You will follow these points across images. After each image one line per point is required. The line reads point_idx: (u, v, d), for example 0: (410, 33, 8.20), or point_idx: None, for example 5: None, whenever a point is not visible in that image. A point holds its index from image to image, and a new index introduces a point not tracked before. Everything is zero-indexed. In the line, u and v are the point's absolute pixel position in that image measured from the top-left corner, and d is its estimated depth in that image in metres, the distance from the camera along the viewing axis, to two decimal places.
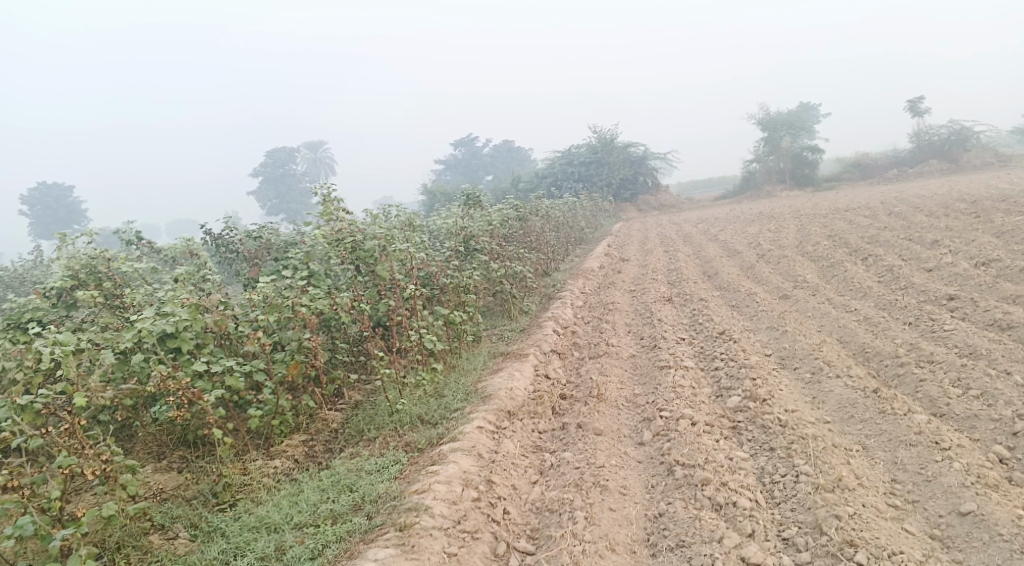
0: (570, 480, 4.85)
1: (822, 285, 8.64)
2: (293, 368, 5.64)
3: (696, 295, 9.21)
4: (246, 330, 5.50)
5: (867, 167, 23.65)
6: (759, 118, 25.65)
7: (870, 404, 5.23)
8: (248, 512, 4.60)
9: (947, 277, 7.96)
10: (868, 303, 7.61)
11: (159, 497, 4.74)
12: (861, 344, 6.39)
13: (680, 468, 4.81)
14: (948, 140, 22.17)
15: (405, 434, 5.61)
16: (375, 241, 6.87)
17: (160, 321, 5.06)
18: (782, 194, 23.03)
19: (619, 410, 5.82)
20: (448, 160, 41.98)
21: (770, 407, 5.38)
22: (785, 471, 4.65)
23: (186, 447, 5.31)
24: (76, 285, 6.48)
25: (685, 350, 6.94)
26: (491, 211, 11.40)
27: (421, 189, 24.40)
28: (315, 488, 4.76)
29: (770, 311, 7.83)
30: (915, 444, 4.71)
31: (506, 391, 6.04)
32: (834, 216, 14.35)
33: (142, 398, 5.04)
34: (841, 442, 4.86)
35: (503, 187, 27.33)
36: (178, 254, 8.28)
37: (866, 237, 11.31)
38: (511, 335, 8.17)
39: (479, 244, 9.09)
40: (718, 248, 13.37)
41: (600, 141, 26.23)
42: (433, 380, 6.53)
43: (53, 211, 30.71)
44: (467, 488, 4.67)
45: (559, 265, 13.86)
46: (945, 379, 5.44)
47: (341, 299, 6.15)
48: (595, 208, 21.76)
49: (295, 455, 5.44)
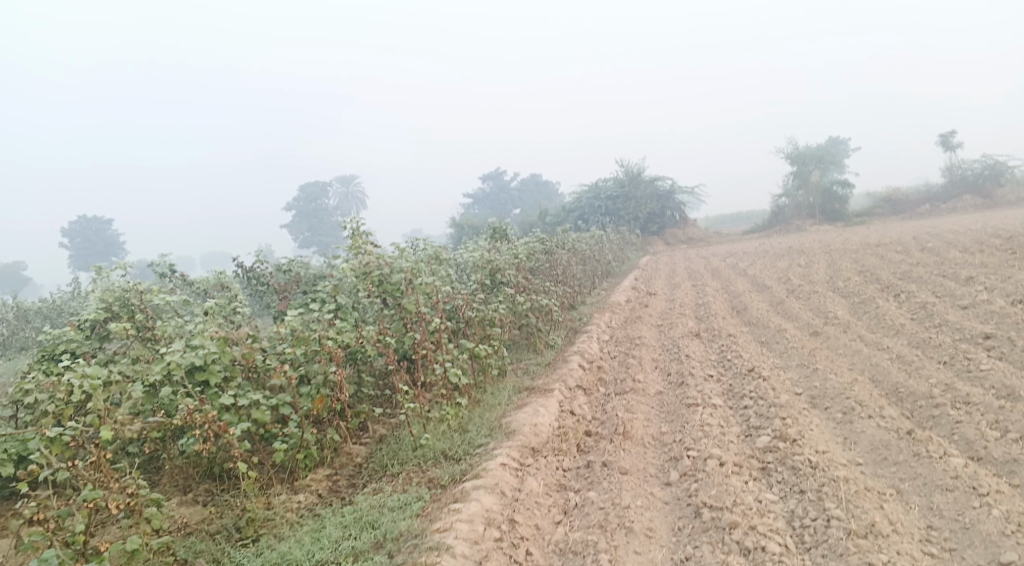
0: (595, 521, 4.77)
1: (853, 322, 8.49)
2: (318, 402, 5.63)
3: (725, 331, 9.11)
4: (274, 364, 5.49)
5: (899, 201, 23.38)
6: (788, 153, 25.56)
7: (904, 446, 5.09)
8: (270, 548, 4.60)
9: (983, 315, 7.78)
10: (901, 341, 7.46)
11: (183, 531, 4.76)
12: (894, 383, 6.24)
13: (707, 510, 4.71)
14: (983, 175, 21.85)
15: (428, 470, 5.58)
16: (402, 274, 7.02)
17: (189, 354, 5.13)
18: (812, 229, 22.82)
19: (645, 449, 5.74)
20: (476, 194, 42.35)
21: (800, 447, 5.26)
22: (815, 515, 4.53)
23: (211, 481, 5.35)
24: (110, 317, 6.62)
25: (713, 387, 6.84)
26: (518, 245, 11.46)
27: (449, 222, 24.63)
28: (337, 524, 4.74)
29: (800, 349, 7.70)
30: (951, 489, 4.57)
31: (530, 428, 6.00)
32: (865, 251, 14.16)
33: (169, 431, 5.09)
34: (874, 486, 4.72)
35: (531, 221, 27.48)
36: (209, 287, 8.42)
37: (899, 273, 11.13)
38: (537, 369, 8.13)
39: (505, 278, 9.24)
40: (747, 283, 13.24)
41: (628, 175, 26.31)
42: (457, 416, 6.41)
43: (92, 244, 31.52)
44: (489, 527, 4.62)
45: (586, 299, 13.83)
46: (982, 421, 5.28)
47: (368, 332, 6.17)
48: (623, 242, 21.74)
49: (319, 490, 5.45)
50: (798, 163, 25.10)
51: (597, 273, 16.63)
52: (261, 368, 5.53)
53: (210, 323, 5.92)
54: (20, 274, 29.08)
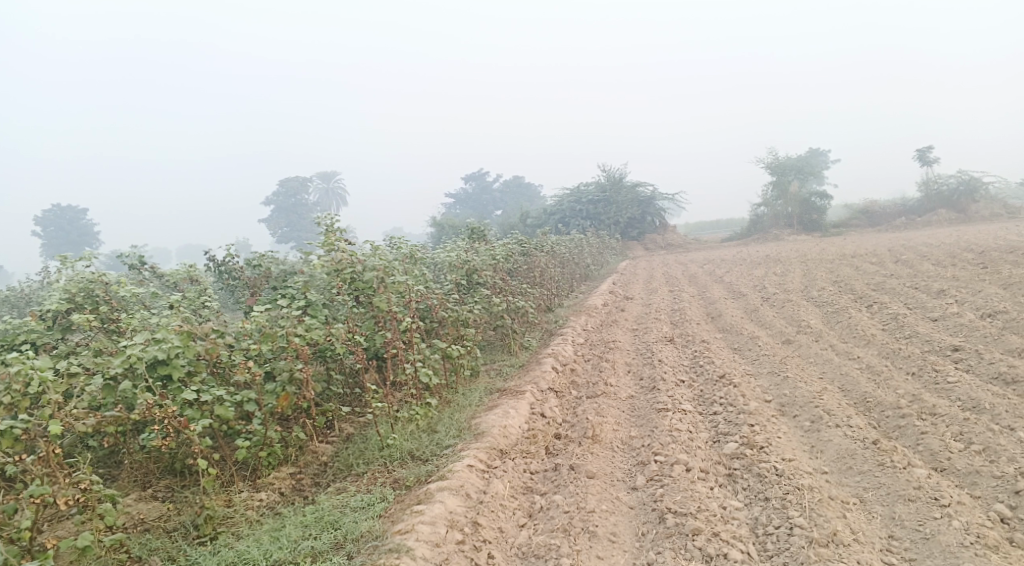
0: (559, 524, 4.74)
1: (825, 332, 8.54)
2: (283, 399, 5.53)
3: (699, 337, 9.13)
4: (238, 360, 5.40)
5: (876, 214, 23.65)
6: (768, 162, 25.77)
7: (869, 456, 5.11)
8: (228, 547, 4.51)
9: (953, 327, 7.86)
10: (872, 352, 7.51)
11: (140, 527, 4.66)
12: (863, 393, 6.27)
13: (671, 516, 4.69)
14: (957, 190, 22.17)
15: (394, 470, 5.51)
16: (374, 272, 6.87)
17: (151, 348, 5.01)
18: (789, 238, 23.02)
19: (613, 453, 5.72)
20: (458, 193, 42.26)
21: (766, 455, 5.26)
22: (779, 523, 4.53)
23: (172, 476, 5.24)
24: (73, 308, 6.45)
25: (684, 393, 6.83)
26: (495, 246, 11.42)
27: (429, 222, 24.54)
28: (297, 523, 4.66)
29: (771, 356, 7.73)
30: (913, 500, 4.59)
31: (499, 430, 5.95)
32: (841, 261, 14.29)
33: (128, 425, 4.97)
34: (838, 495, 4.74)
35: (511, 222, 27.45)
36: (179, 280, 8.24)
37: (872, 284, 11.24)
38: (510, 371, 8.08)
39: (481, 279, 9.19)
40: (723, 290, 13.31)
41: (609, 180, 26.38)
42: (426, 415, 6.37)
43: (65, 233, 30.99)
44: (452, 530, 4.57)
45: (563, 301, 13.82)
46: (947, 433, 5.31)
47: (337, 330, 6.07)
48: (602, 246, 21.78)
49: (282, 488, 5.35)
50: (777, 173, 25.32)
51: (576, 277, 16.65)
52: (226, 363, 5.41)
53: (175, 316, 5.79)
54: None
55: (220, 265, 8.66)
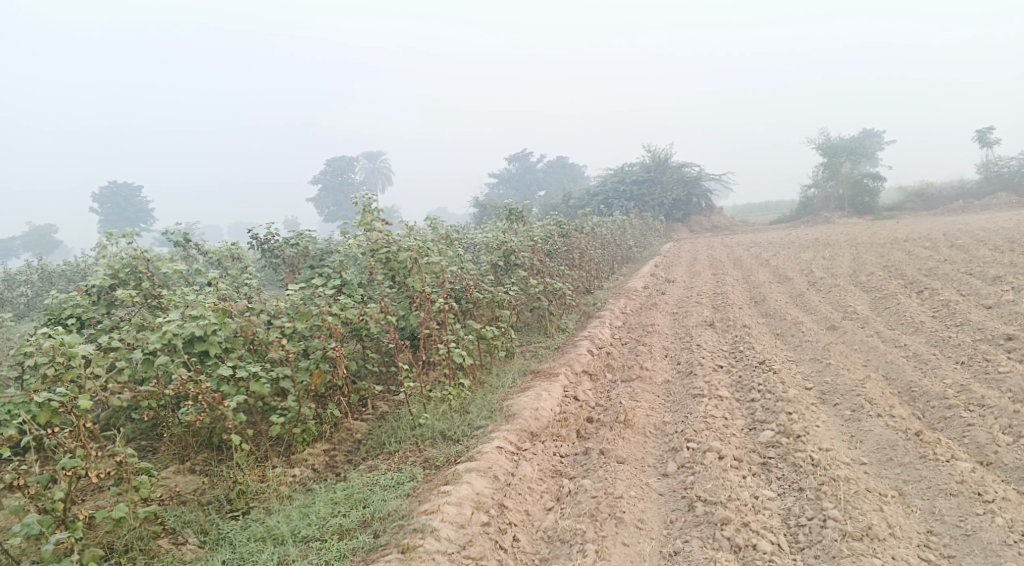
0: (586, 510, 4.70)
1: (872, 318, 8.28)
2: (316, 377, 5.58)
3: (740, 321, 8.94)
4: (273, 337, 5.46)
5: (931, 196, 22.84)
6: (820, 143, 25.07)
7: (911, 448, 4.94)
8: (259, 522, 4.60)
9: (1008, 316, 7.54)
10: (920, 339, 7.25)
11: (177, 499, 4.78)
12: (908, 383, 6.06)
13: (701, 505, 4.62)
14: (1020, 172, 21.28)
15: (425, 449, 5.53)
16: (408, 252, 6.82)
17: (189, 324, 5.08)
18: (839, 221, 22.40)
19: (645, 438, 5.64)
20: (502, 174, 42.19)
21: (803, 444, 5.13)
22: (812, 514, 4.42)
23: (210, 450, 5.35)
24: (117, 284, 6.58)
25: (721, 378, 6.70)
26: (534, 227, 11.32)
27: (472, 202, 24.52)
28: (327, 500, 4.72)
29: (814, 343, 7.52)
30: (955, 494, 4.42)
31: (531, 412, 5.92)
32: (892, 245, 13.84)
33: (166, 399, 5.09)
34: (876, 487, 4.59)
35: (554, 202, 27.27)
36: (221, 258, 8.34)
37: (924, 269, 10.85)
38: (545, 353, 8.05)
39: (519, 260, 9.09)
40: (769, 274, 13.01)
41: (654, 160, 26.00)
42: (459, 396, 6.37)
43: (120, 210, 31.89)
44: (477, 511, 4.58)
45: (603, 283, 13.69)
46: (995, 425, 5.10)
47: (371, 309, 6.08)
48: (645, 228, 21.51)
49: (316, 464, 5.41)
50: (829, 154, 24.60)
51: (618, 258, 16.48)
52: (262, 340, 5.47)
53: (214, 293, 5.86)
54: (51, 236, 29.56)
55: (261, 243, 8.76)
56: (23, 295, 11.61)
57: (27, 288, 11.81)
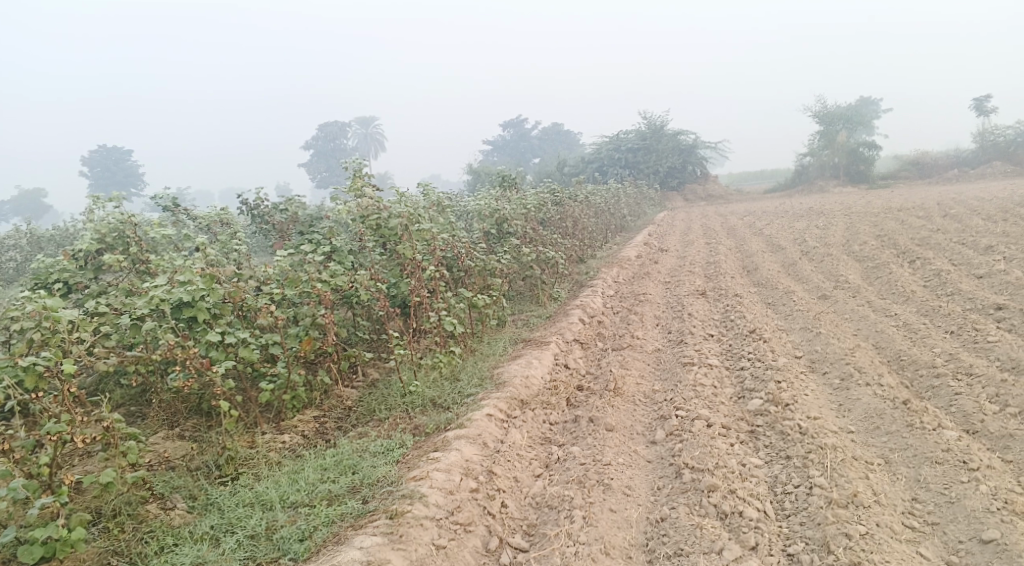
0: (574, 477, 4.73)
1: (863, 287, 8.29)
2: (306, 344, 5.54)
3: (732, 290, 8.94)
4: (262, 303, 5.41)
5: (926, 165, 22.78)
6: (816, 111, 24.90)
7: (898, 416, 4.96)
8: (247, 488, 4.60)
9: (998, 285, 7.56)
10: (910, 309, 7.27)
11: (165, 465, 4.78)
12: (897, 352, 6.08)
13: (688, 471, 4.64)
14: (1015, 141, 21.22)
15: (415, 416, 5.54)
16: (399, 219, 6.76)
17: (176, 290, 5.02)
18: (834, 190, 22.36)
19: (634, 406, 5.66)
20: (496, 141, 41.84)
21: (791, 412, 5.15)
22: (799, 482, 4.45)
23: (199, 417, 5.34)
24: (105, 249, 6.49)
25: (711, 347, 6.71)
26: (528, 195, 11.24)
27: (466, 169, 24.32)
28: (316, 467, 4.73)
29: (805, 312, 7.53)
30: (941, 462, 4.45)
31: (521, 380, 5.92)
32: (886, 215, 13.83)
33: (154, 365, 5.06)
34: (863, 455, 4.62)
35: (548, 169, 27.08)
36: (211, 224, 8.25)
37: (917, 238, 10.86)
38: (537, 321, 8.04)
39: (512, 228, 9.03)
40: (762, 243, 12.99)
41: (650, 128, 25.79)
42: (450, 363, 6.37)
43: (111, 175, 31.51)
44: (466, 478, 4.60)
45: (596, 252, 13.65)
46: (982, 394, 5.12)
47: (361, 276, 6.03)
48: (640, 196, 21.41)
49: (305, 431, 5.41)
50: (825, 123, 24.45)
51: (612, 227, 16.44)
52: (251, 306, 5.42)
53: (203, 258, 5.79)
54: (40, 201, 29.29)
55: (251, 209, 8.66)
56: (12, 260, 11.45)
57: (16, 253, 11.66)
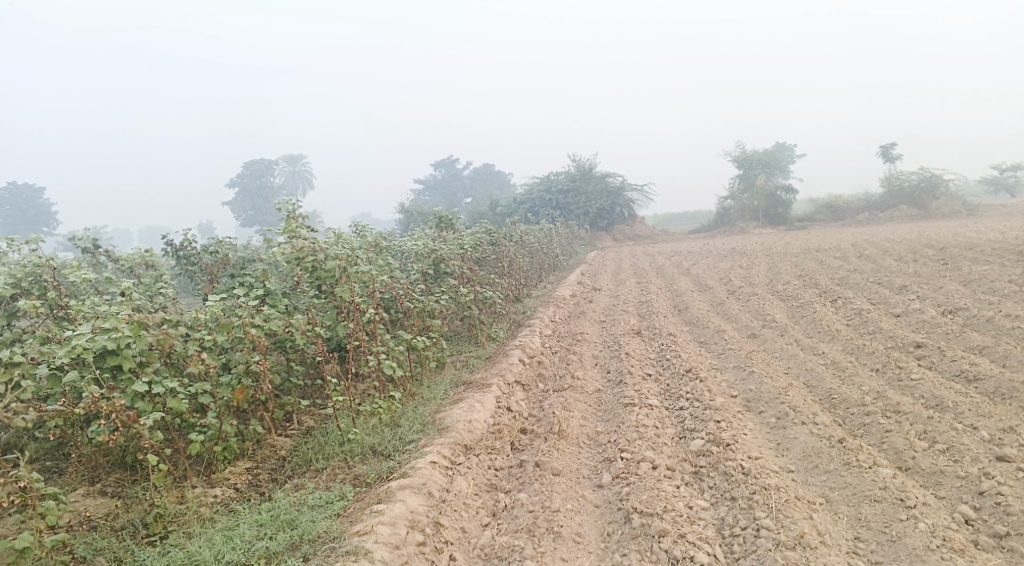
0: (522, 525, 4.65)
1: (790, 326, 8.57)
2: (239, 393, 5.31)
3: (666, 329, 9.10)
4: (193, 350, 5.15)
5: (840, 208, 23.95)
6: (736, 156, 25.97)
7: (835, 455, 5.09)
8: (178, 547, 4.35)
9: (915, 323, 7.94)
10: (836, 347, 7.53)
11: (87, 525, 4.49)
12: (828, 390, 6.27)
13: (637, 516, 4.63)
14: (919, 187, 22.35)
15: (355, 466, 5.35)
16: (336, 260, 6.57)
17: (100, 338, 4.72)
18: (755, 231, 23.22)
19: (579, 449, 5.64)
20: (427, 180, 41.93)
21: (732, 452, 5.22)
22: (746, 524, 4.50)
23: (122, 471, 5.04)
24: (19, 294, 6.09)
25: (650, 387, 6.77)
26: (463, 234, 11.23)
27: (397, 208, 24.19)
28: (252, 523, 4.51)
29: (737, 351, 7.71)
30: (880, 500, 4.58)
31: (464, 425, 5.82)
32: (805, 255, 14.42)
33: (74, 418, 4.75)
34: (805, 495, 4.72)
35: (480, 210, 27.23)
36: (134, 265, 7.87)
37: (836, 278, 11.34)
38: (476, 362, 7.96)
39: (449, 268, 8.94)
40: (690, 282, 13.33)
41: (579, 170, 26.34)
42: (390, 409, 6.17)
43: (21, 213, 29.89)
44: (412, 530, 4.47)
45: (530, 291, 13.72)
46: (911, 431, 5.32)
47: (296, 320, 5.83)
48: (571, 237, 21.71)
49: (237, 484, 5.15)
50: (745, 167, 25.52)
51: (545, 266, 16.60)
52: (180, 354, 5.15)
53: (128, 303, 5.50)
54: None
55: (177, 250, 8.32)
56: None
57: None
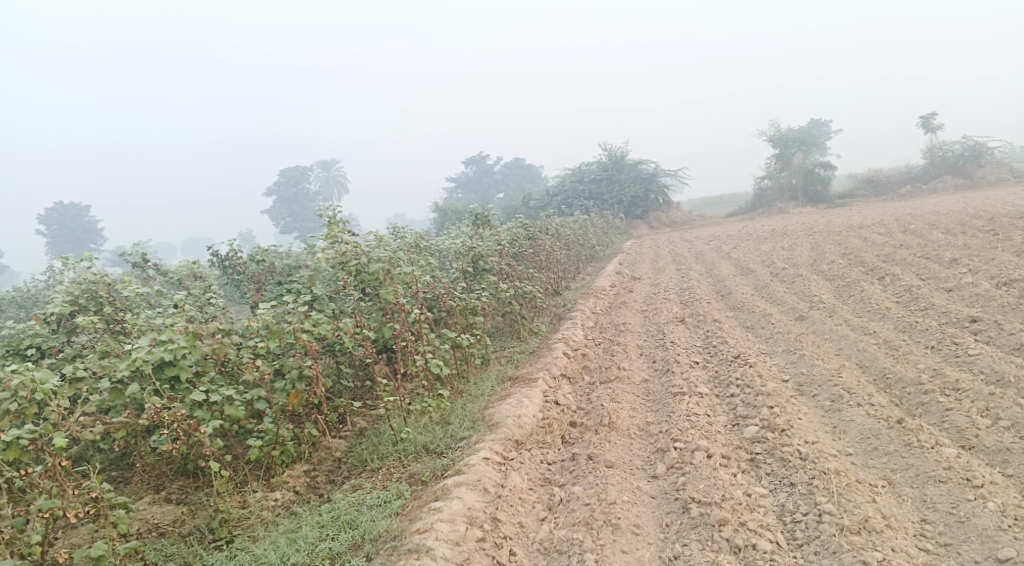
0: (580, 518, 4.66)
1: (838, 306, 8.40)
2: (293, 397, 5.38)
3: (710, 316, 8.98)
4: (247, 357, 5.25)
5: (881, 183, 23.40)
6: (771, 135, 25.53)
7: (895, 436, 5.00)
8: (244, 550, 4.48)
9: (968, 297, 7.72)
10: (887, 326, 7.36)
11: (155, 532, 4.66)
12: (882, 370, 6.15)
13: (695, 506, 4.62)
14: (962, 156, 21.74)
15: (409, 465, 5.41)
16: (379, 263, 6.62)
17: (158, 350, 4.85)
18: (794, 211, 22.82)
19: (631, 440, 5.62)
20: (460, 177, 42.12)
21: (788, 438, 5.16)
22: (807, 509, 4.45)
23: (185, 478, 5.19)
24: (78, 310, 6.28)
25: (699, 375, 6.70)
26: (500, 231, 11.23)
27: (431, 207, 24.37)
28: (313, 524, 4.61)
29: (786, 334, 7.58)
30: (944, 481, 4.49)
31: (514, 420, 5.85)
32: (848, 233, 14.12)
33: (138, 429, 4.90)
34: (866, 478, 4.65)
35: (513, 204, 27.24)
36: (183, 277, 8.03)
37: (883, 255, 11.08)
38: (521, 357, 7.98)
39: (488, 264, 8.93)
40: (731, 267, 13.14)
41: (611, 159, 26.13)
42: (439, 407, 6.21)
43: (69, 231, 30.84)
44: (471, 527, 4.51)
45: (569, 284, 13.68)
46: (972, 409, 5.19)
47: (345, 324, 5.90)
48: (606, 226, 21.58)
49: (297, 486, 5.26)
50: (781, 146, 25.09)
51: (582, 258, 16.54)
52: (234, 362, 5.26)
53: (181, 315, 5.63)
54: None
55: (224, 259, 8.48)
56: None
57: None
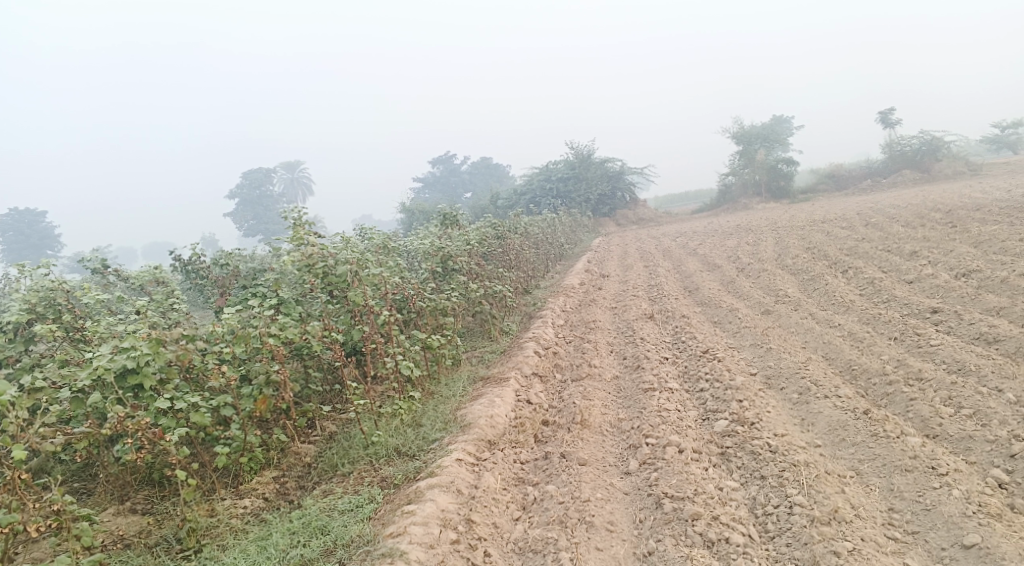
0: (554, 517, 4.65)
1: (803, 300, 8.52)
2: (261, 403, 5.30)
3: (678, 311, 9.05)
4: (212, 363, 5.14)
5: (842, 178, 23.83)
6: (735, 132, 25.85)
7: (861, 427, 5.08)
8: (213, 560, 4.39)
9: (929, 289, 7.89)
10: (852, 318, 7.49)
11: (120, 543, 4.55)
12: (848, 362, 6.24)
13: (668, 501, 4.64)
14: (920, 150, 22.22)
15: (381, 468, 5.35)
16: (347, 265, 6.55)
17: (120, 357, 4.72)
18: (758, 207, 23.12)
19: (603, 437, 5.63)
20: (427, 177, 41.92)
21: (758, 431, 5.21)
22: (778, 502, 4.50)
23: (150, 487, 5.06)
24: (35, 318, 6.09)
25: (669, 370, 6.75)
26: (468, 230, 11.18)
27: (399, 208, 24.20)
28: (284, 532, 4.54)
29: (753, 328, 7.66)
30: (911, 469, 4.57)
31: (486, 420, 5.81)
32: (812, 227, 14.34)
33: (100, 439, 4.78)
34: (835, 469, 4.71)
35: (481, 204, 27.19)
36: (145, 282, 7.85)
37: (846, 248, 11.27)
38: (491, 357, 7.95)
39: (457, 264, 8.88)
40: (698, 262, 13.25)
41: (578, 157, 26.22)
42: (410, 409, 6.16)
43: (25, 237, 30.01)
44: (445, 529, 4.48)
45: (539, 282, 13.68)
46: (936, 398, 5.30)
47: (313, 327, 5.82)
48: (574, 224, 21.63)
49: (266, 493, 5.17)
50: (745, 142, 25.41)
51: (551, 256, 16.56)
52: (200, 368, 5.15)
53: (144, 320, 5.50)
54: None
55: (187, 264, 8.31)
56: None
57: None
